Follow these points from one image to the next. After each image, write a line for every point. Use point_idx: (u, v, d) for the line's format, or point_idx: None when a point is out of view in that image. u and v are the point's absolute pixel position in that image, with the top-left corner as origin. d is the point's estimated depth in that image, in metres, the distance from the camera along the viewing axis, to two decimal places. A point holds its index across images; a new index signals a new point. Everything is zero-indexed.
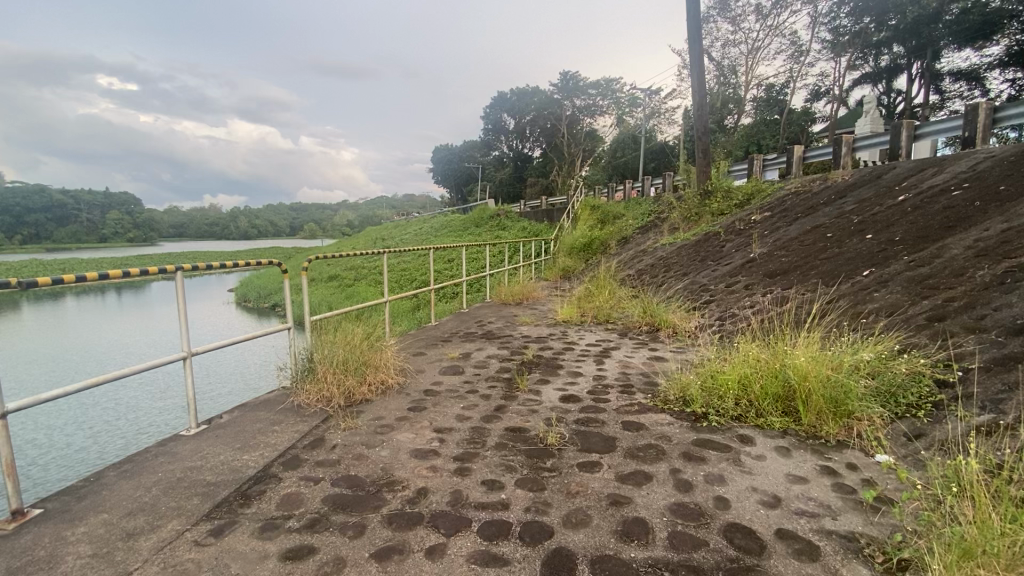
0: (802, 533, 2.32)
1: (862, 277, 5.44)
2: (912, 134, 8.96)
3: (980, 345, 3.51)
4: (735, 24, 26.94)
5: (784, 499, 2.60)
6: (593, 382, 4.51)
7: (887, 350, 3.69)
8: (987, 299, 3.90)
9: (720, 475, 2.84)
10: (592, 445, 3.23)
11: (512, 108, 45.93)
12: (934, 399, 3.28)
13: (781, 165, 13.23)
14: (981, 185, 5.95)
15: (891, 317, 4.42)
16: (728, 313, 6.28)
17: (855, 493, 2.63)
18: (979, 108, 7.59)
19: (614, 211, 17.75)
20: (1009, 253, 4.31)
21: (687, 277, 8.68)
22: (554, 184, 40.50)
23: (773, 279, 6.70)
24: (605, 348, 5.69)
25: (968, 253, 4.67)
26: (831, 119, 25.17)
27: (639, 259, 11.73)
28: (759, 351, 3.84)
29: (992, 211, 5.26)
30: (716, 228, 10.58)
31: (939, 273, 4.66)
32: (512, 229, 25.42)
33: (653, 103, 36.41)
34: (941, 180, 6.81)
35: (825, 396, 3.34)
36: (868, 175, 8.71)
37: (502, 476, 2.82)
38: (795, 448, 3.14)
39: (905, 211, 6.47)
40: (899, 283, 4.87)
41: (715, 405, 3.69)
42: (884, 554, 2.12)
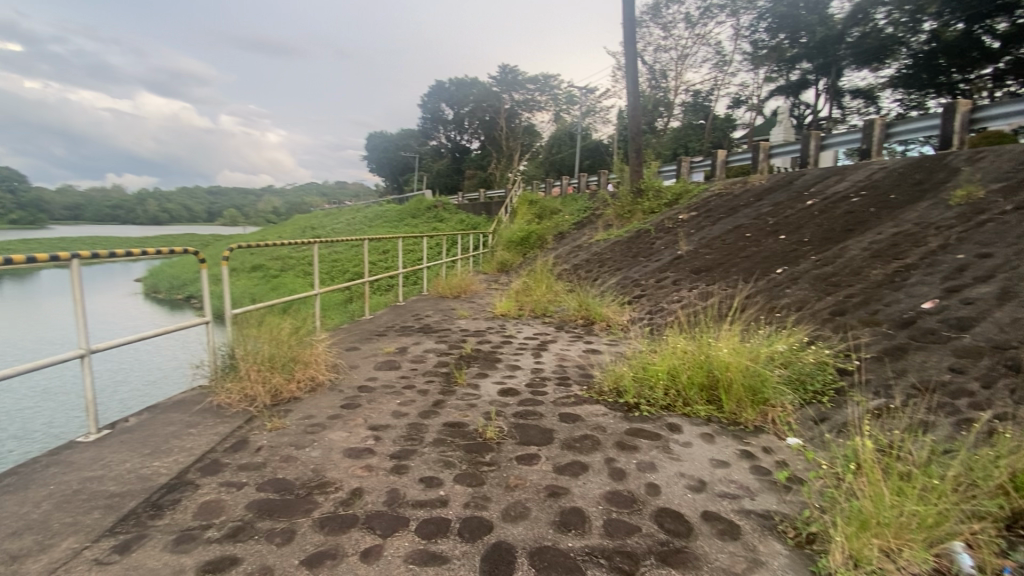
0: (724, 514, 2.48)
1: (776, 274, 5.87)
2: (819, 145, 9.81)
3: (873, 336, 3.91)
4: (666, 30, 27.91)
5: (708, 482, 2.77)
6: (532, 375, 4.57)
7: (797, 342, 4.01)
8: (881, 295, 4.35)
9: (651, 462, 2.96)
10: (529, 438, 3.26)
11: (450, 97, 45.03)
12: (836, 385, 3.60)
13: (707, 167, 13.64)
14: (876, 193, 6.62)
15: (800, 311, 4.81)
16: (657, 307, 6.58)
17: (770, 473, 2.85)
18: (874, 123, 8.38)
19: (551, 207, 17.97)
20: (898, 256, 4.82)
21: (620, 272, 9.01)
22: (492, 177, 40.34)
23: (698, 275, 7.07)
24: (543, 341, 5.77)
25: (865, 254, 5.20)
26: (750, 127, 26.75)
27: (575, 254, 12.06)
28: (687, 344, 4.06)
29: (884, 216, 5.86)
30: (646, 226, 11.07)
31: (841, 271, 5.14)
32: (449, 220, 25.18)
33: (589, 102, 37.02)
34: (843, 187, 7.49)
35: (744, 385, 3.58)
36: (781, 181, 9.42)
37: (440, 473, 2.77)
38: (718, 434, 3.34)
39: (812, 215, 7.08)
40: (808, 280, 5.32)
41: (645, 395, 3.85)
42: (795, 529, 2.33)
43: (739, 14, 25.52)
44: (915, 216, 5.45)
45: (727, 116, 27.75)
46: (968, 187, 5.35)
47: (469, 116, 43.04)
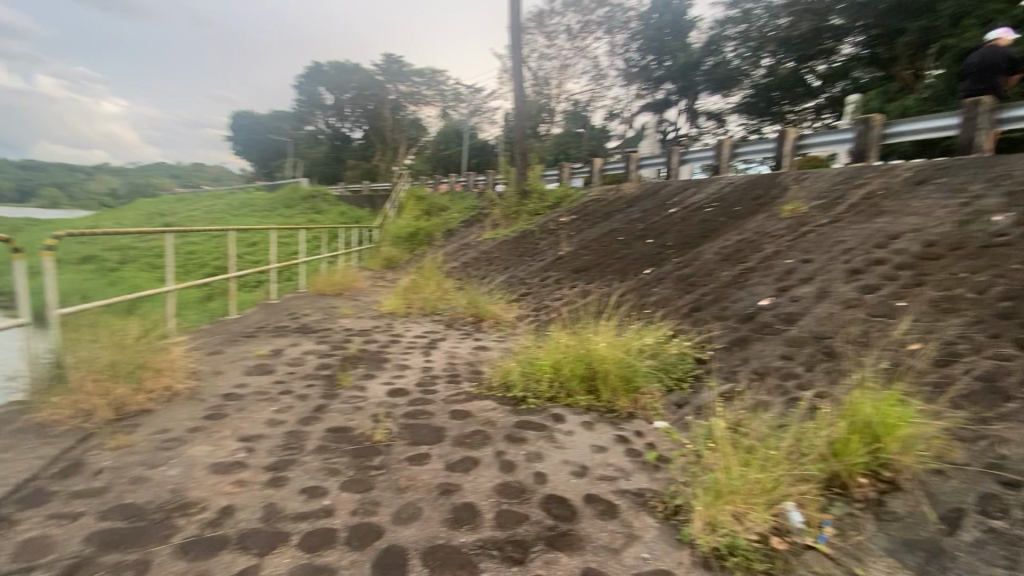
0: (604, 495, 2.69)
1: (646, 274, 6.46)
2: (680, 159, 11.03)
3: (723, 329, 4.51)
4: (550, 39, 29.00)
5: (590, 467, 2.97)
6: (421, 374, 4.50)
7: (663, 335, 4.47)
8: (728, 294, 5.03)
9: (538, 453, 3.09)
10: (420, 437, 3.21)
11: (329, 81, 42.29)
12: (694, 372, 4.08)
13: (585, 173, 14.45)
14: (725, 205, 7.61)
15: (665, 307, 5.37)
16: (542, 304, 6.87)
17: (642, 455, 3.14)
18: (723, 144, 9.63)
19: (438, 203, 17.76)
20: (742, 260, 5.60)
21: (507, 271, 9.24)
22: (376, 169, 38.78)
23: (578, 274, 7.53)
24: (431, 339, 5.71)
25: (716, 258, 5.96)
26: (622, 140, 28.95)
27: (463, 252, 12.10)
28: (569, 340, 4.30)
29: (730, 226, 6.77)
30: (532, 226, 11.50)
31: (697, 272, 5.83)
32: (329, 212, 23.70)
33: (476, 101, 37.16)
34: (699, 199, 8.48)
35: (619, 375, 3.91)
36: (649, 190, 10.39)
37: (324, 482, 2.61)
38: (597, 422, 3.60)
39: (674, 222, 7.91)
40: (671, 280, 5.95)
41: (531, 388, 4.00)
42: (663, 503, 2.60)
43: (614, 32, 26.30)
44: (755, 226, 6.36)
45: (603, 127, 29.81)
46: (793, 203, 6.39)
47: (351, 104, 40.87)
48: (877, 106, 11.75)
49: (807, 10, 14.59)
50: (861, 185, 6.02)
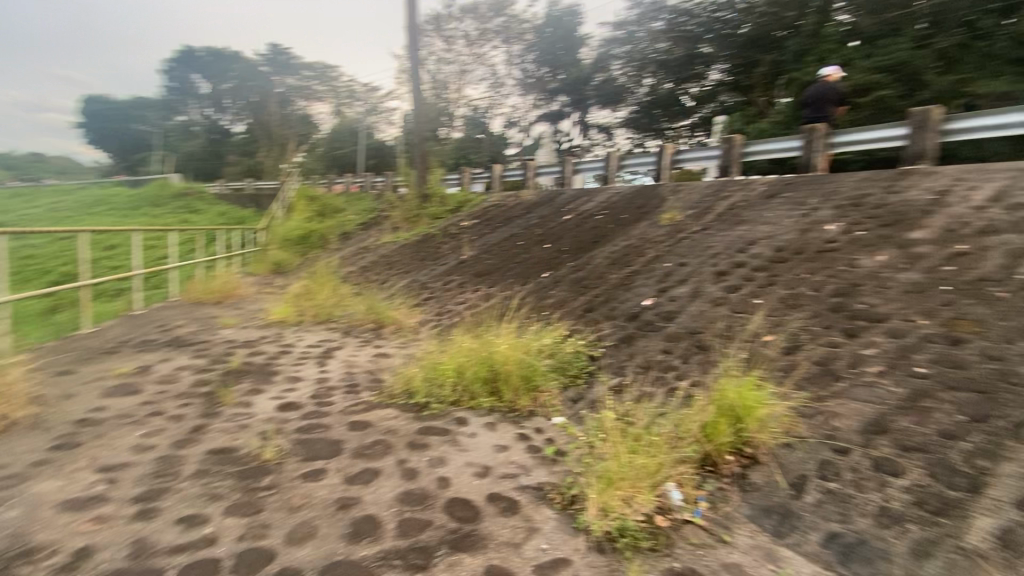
0: (506, 492, 2.77)
1: (544, 277, 6.72)
2: (574, 168, 11.62)
3: (613, 327, 4.84)
4: (449, 43, 28.94)
5: (492, 467, 3.04)
6: (316, 386, 4.26)
7: (560, 335, 4.70)
8: (618, 295, 5.41)
9: (440, 457, 3.10)
10: (315, 452, 3.06)
11: (205, 68, 38.38)
12: (588, 368, 4.33)
13: (485, 179, 14.63)
14: (614, 212, 8.17)
15: (562, 308, 5.64)
16: (443, 309, 6.86)
17: (541, 450, 3.28)
18: (611, 156, 10.35)
19: (333, 204, 16.88)
20: (629, 263, 6.06)
21: (408, 275, 9.07)
22: (262, 166, 35.87)
23: (480, 278, 7.62)
24: (327, 348, 5.43)
25: (607, 261, 6.39)
26: (521, 147, 29.67)
27: (361, 256, 11.63)
28: (471, 343, 4.36)
29: (619, 232, 7.29)
30: (432, 230, 11.39)
31: (590, 275, 6.20)
32: (207, 212, 21.50)
33: (373, 100, 35.94)
34: (591, 206, 9.01)
35: (519, 375, 4.03)
36: (546, 197, 10.81)
37: (205, 509, 2.40)
38: (499, 423, 3.69)
39: (569, 228, 8.33)
40: (567, 283, 6.26)
41: (434, 393, 3.99)
42: (561, 494, 2.75)
43: (511, 42, 26.91)
44: (640, 232, 6.91)
45: (502, 134, 30.34)
46: (671, 212, 7.05)
47: (232, 95, 37.44)
48: (739, 127, 13.31)
49: (681, 36, 16.10)
50: (726, 197, 6.81)
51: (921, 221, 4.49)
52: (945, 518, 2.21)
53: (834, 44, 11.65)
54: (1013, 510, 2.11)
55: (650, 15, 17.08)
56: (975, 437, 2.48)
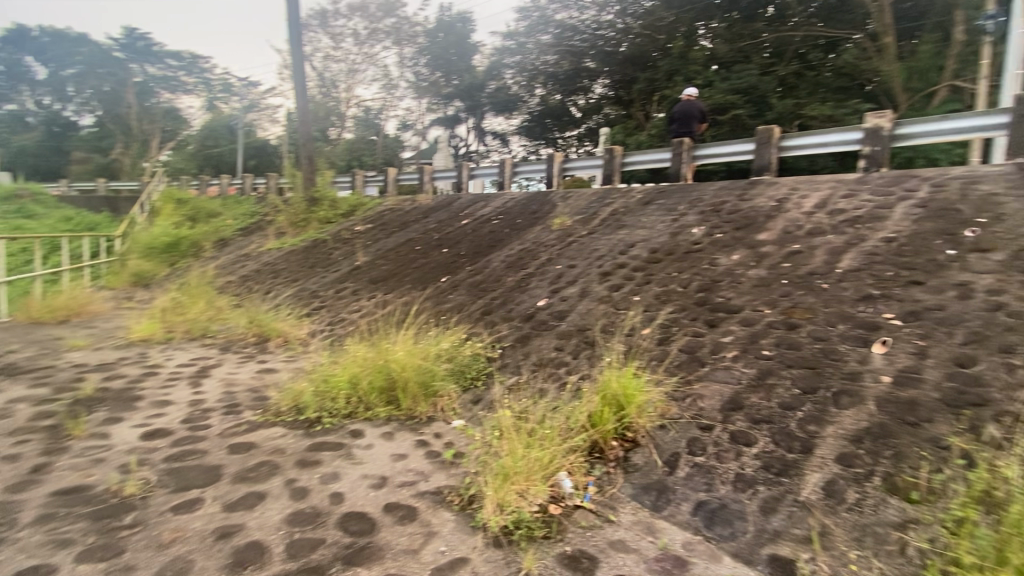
0: (403, 500, 2.75)
1: (441, 282, 6.72)
2: (469, 174, 11.72)
3: (510, 329, 4.98)
4: (336, 40, 27.54)
5: (389, 476, 2.99)
6: (189, 409, 3.87)
7: (458, 338, 4.73)
8: (514, 297, 5.58)
9: (334, 472, 2.98)
10: (189, 480, 2.79)
11: (37, 48, 32.72)
12: (486, 370, 4.42)
13: (379, 182, 14.21)
14: (509, 217, 8.39)
15: (460, 313, 5.67)
16: (336, 318, 6.55)
17: (440, 455, 3.29)
18: (505, 163, 10.62)
19: (207, 208, 15.30)
20: (524, 266, 6.27)
21: (296, 284, 8.52)
22: (117, 164, 31.41)
23: (375, 285, 7.39)
24: (202, 367, 4.94)
25: (503, 265, 6.55)
26: (416, 150, 29.03)
27: (241, 265, 10.67)
28: (366, 352, 4.23)
29: (514, 236, 7.50)
30: (323, 236, 10.80)
31: (487, 279, 6.32)
32: (45, 217, 18.38)
33: (252, 95, 33.14)
34: (488, 211, 9.16)
35: (417, 382, 4.00)
36: (442, 202, 10.77)
37: (49, 560, 2.09)
38: (397, 431, 3.63)
39: (466, 232, 8.41)
40: (465, 287, 6.31)
41: (327, 407, 3.82)
42: (460, 496, 2.79)
43: (403, 43, 26.22)
44: (533, 236, 7.19)
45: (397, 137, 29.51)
46: (562, 217, 7.42)
47: (74, 81, 32.33)
48: (621, 138, 14.31)
49: (567, 51, 16.87)
50: (610, 203, 7.33)
51: (766, 224, 5.20)
52: (785, 477, 2.60)
53: (699, 66, 13.07)
54: (834, 464, 2.54)
55: (538, 27, 17.58)
56: (806, 406, 2.94)
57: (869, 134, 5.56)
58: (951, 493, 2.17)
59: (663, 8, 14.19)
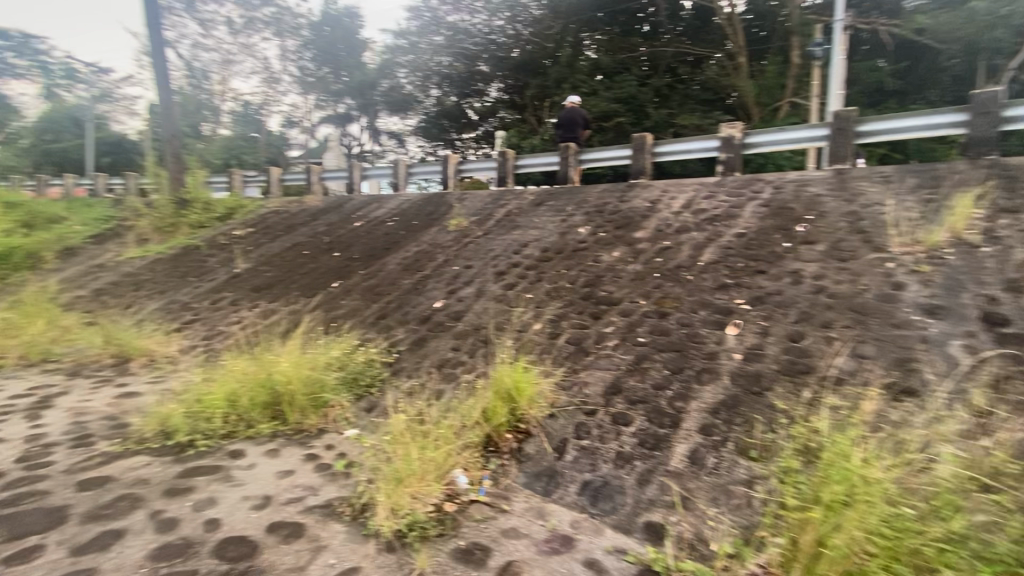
0: (289, 518, 2.61)
1: (333, 287, 6.42)
2: (362, 175, 11.32)
3: (404, 333, 4.91)
4: (205, 27, 24.98)
5: (274, 495, 2.82)
6: (25, 446, 3.33)
7: (350, 345, 4.56)
8: (408, 300, 5.52)
9: (209, 498, 2.75)
10: (25, 527, 2.42)
11: None
12: (381, 375, 4.31)
13: (262, 182, 13.20)
14: (404, 219, 8.26)
15: (352, 319, 5.47)
16: (213, 331, 6.00)
17: (331, 467, 3.17)
18: (399, 164, 10.40)
19: (47, 211, 13.13)
20: (419, 268, 6.23)
21: (164, 295, 7.64)
22: None
23: (258, 293, 6.87)
24: (43, 396, 4.27)
25: (397, 268, 6.44)
26: (304, 150, 27.14)
27: (94, 277, 9.33)
28: (246, 366, 3.93)
29: (409, 238, 7.40)
30: (196, 242, 9.79)
31: (381, 282, 6.16)
32: None
33: (103, 83, 28.99)
34: (381, 213, 8.92)
35: (305, 394, 3.80)
36: (333, 204, 10.29)
37: None
38: (283, 447, 3.43)
39: (358, 235, 8.11)
40: (358, 292, 6.09)
41: (201, 429, 3.49)
42: (351, 506, 2.71)
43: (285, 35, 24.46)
44: (429, 238, 7.14)
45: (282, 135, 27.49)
46: (457, 218, 7.46)
47: None
48: (515, 141, 14.71)
49: (461, 53, 16.92)
50: (503, 205, 7.50)
51: (642, 223, 5.67)
52: (658, 451, 2.87)
53: (585, 75, 13.80)
54: (697, 435, 2.87)
55: (429, 28, 17.43)
56: (674, 385, 3.28)
57: (724, 143, 6.30)
58: (779, 448, 2.55)
59: (551, 18, 14.78)
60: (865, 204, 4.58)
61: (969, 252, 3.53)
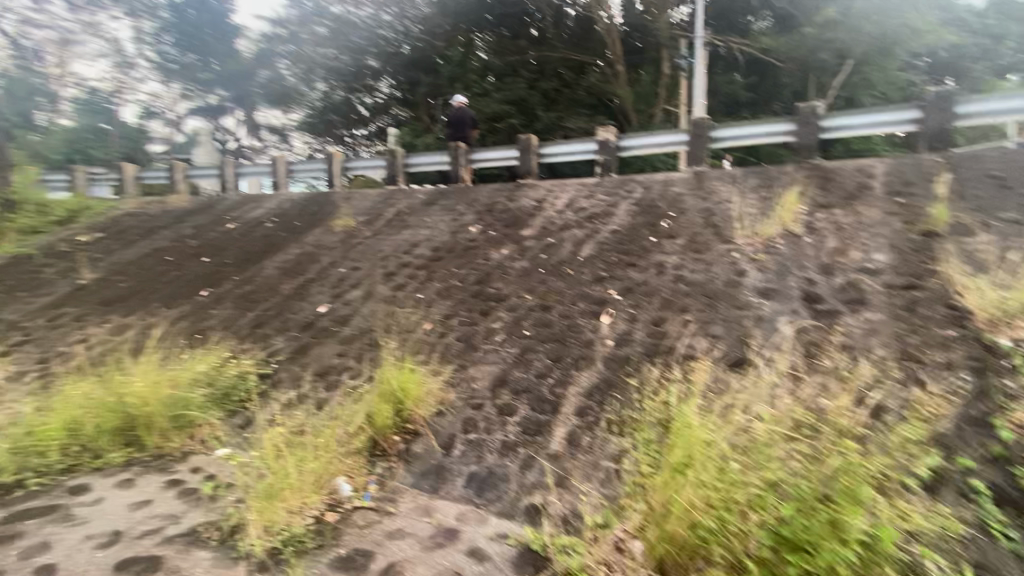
0: (143, 553, 2.36)
1: (202, 296, 5.84)
2: (236, 173, 10.40)
3: (284, 341, 4.62)
4: None
5: (124, 530, 2.53)
6: None
7: (220, 358, 4.19)
8: (289, 306, 5.20)
9: (42, 541, 2.43)
10: None
11: None
12: (258, 388, 4.03)
13: (113, 181, 11.60)
14: (284, 220, 7.75)
15: (224, 329, 5.04)
16: (50, 352, 5.19)
17: (197, 491, 2.91)
18: (278, 161, 9.70)
19: None
20: (301, 272, 5.90)
21: None
22: None
23: (109, 307, 6.05)
24: None
25: (277, 272, 6.04)
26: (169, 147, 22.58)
27: None
28: (90, 390, 3.46)
29: (290, 240, 6.97)
30: (27, 250, 8.37)
31: (258, 289, 5.74)
32: None
33: None
34: (259, 214, 8.30)
35: (166, 415, 3.44)
36: (202, 204, 9.37)
37: None
38: (140, 476, 3.09)
39: (232, 238, 7.46)
40: (231, 300, 5.61)
41: (31, 466, 3.03)
42: (218, 529, 2.53)
43: None
44: (312, 239, 6.78)
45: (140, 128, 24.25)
46: (343, 218, 7.16)
47: None
48: (407, 140, 14.44)
49: (346, 46, 16.21)
50: (393, 204, 7.35)
51: (528, 221, 5.88)
52: (539, 436, 3.02)
53: (476, 76, 13.90)
54: (574, 417, 3.06)
55: (312, 18, 16.45)
56: (554, 372, 3.46)
57: (601, 145, 6.73)
58: (630, 418, 2.87)
59: (440, 16, 14.67)
60: (717, 201, 5.17)
61: (794, 241, 4.14)
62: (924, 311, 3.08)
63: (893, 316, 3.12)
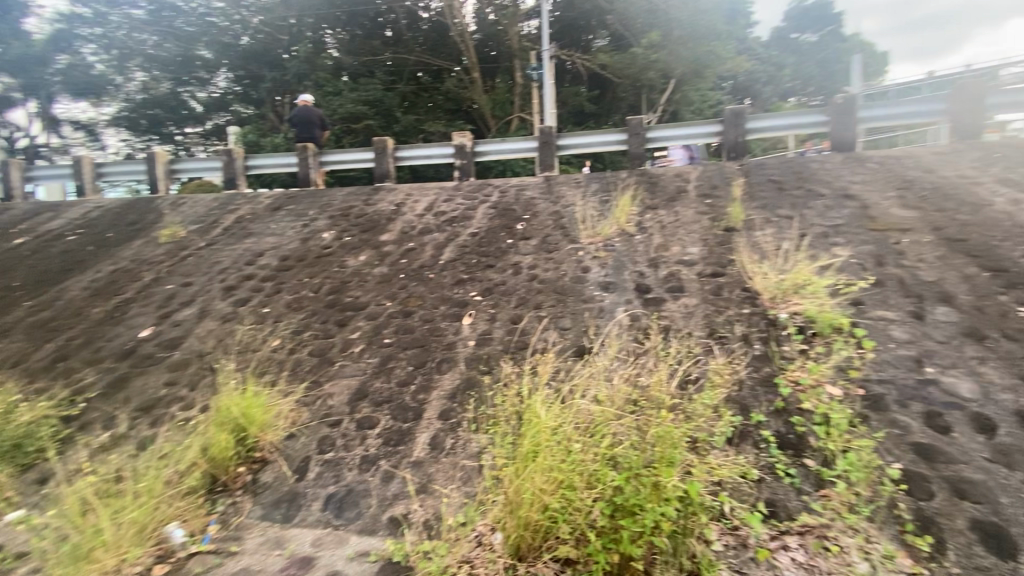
0: None
1: None
2: (23, 176, 8.51)
3: (97, 374, 3.93)
4: None
5: None
6: None
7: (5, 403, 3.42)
8: (102, 333, 4.43)
9: None
10: None
11: None
12: (61, 433, 3.36)
13: None
14: (92, 232, 6.55)
15: (11, 368, 4.12)
16: None
17: None
18: (82, 161, 8.14)
19: None
20: (118, 291, 5.06)
21: None
22: None
23: None
24: None
25: (85, 293, 5.11)
26: None
27: None
28: None
29: (101, 254, 5.92)
30: None
31: (58, 315, 4.79)
32: None
33: None
34: (58, 225, 6.91)
35: None
36: None
37: None
38: None
39: (19, 257, 6.12)
40: (19, 331, 4.61)
41: None
42: None
43: None
44: (131, 253, 5.84)
45: None
46: (170, 228, 6.28)
47: None
48: (253, 139, 13.14)
49: (170, 32, 14.21)
50: (233, 210, 6.65)
51: (387, 226, 5.74)
52: (401, 445, 2.97)
53: (328, 74, 13.18)
54: (436, 422, 3.07)
55: None
56: (416, 379, 3.43)
57: (457, 151, 6.77)
58: (489, 417, 2.96)
59: (282, 8, 13.60)
60: (564, 205, 5.57)
61: (628, 239, 4.63)
62: (727, 294, 3.65)
63: (704, 300, 3.65)
